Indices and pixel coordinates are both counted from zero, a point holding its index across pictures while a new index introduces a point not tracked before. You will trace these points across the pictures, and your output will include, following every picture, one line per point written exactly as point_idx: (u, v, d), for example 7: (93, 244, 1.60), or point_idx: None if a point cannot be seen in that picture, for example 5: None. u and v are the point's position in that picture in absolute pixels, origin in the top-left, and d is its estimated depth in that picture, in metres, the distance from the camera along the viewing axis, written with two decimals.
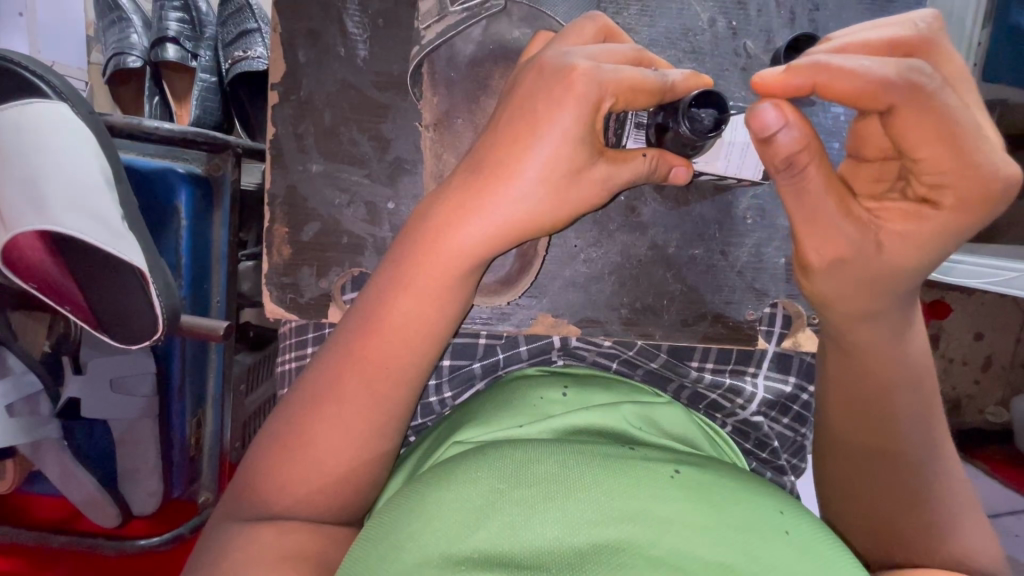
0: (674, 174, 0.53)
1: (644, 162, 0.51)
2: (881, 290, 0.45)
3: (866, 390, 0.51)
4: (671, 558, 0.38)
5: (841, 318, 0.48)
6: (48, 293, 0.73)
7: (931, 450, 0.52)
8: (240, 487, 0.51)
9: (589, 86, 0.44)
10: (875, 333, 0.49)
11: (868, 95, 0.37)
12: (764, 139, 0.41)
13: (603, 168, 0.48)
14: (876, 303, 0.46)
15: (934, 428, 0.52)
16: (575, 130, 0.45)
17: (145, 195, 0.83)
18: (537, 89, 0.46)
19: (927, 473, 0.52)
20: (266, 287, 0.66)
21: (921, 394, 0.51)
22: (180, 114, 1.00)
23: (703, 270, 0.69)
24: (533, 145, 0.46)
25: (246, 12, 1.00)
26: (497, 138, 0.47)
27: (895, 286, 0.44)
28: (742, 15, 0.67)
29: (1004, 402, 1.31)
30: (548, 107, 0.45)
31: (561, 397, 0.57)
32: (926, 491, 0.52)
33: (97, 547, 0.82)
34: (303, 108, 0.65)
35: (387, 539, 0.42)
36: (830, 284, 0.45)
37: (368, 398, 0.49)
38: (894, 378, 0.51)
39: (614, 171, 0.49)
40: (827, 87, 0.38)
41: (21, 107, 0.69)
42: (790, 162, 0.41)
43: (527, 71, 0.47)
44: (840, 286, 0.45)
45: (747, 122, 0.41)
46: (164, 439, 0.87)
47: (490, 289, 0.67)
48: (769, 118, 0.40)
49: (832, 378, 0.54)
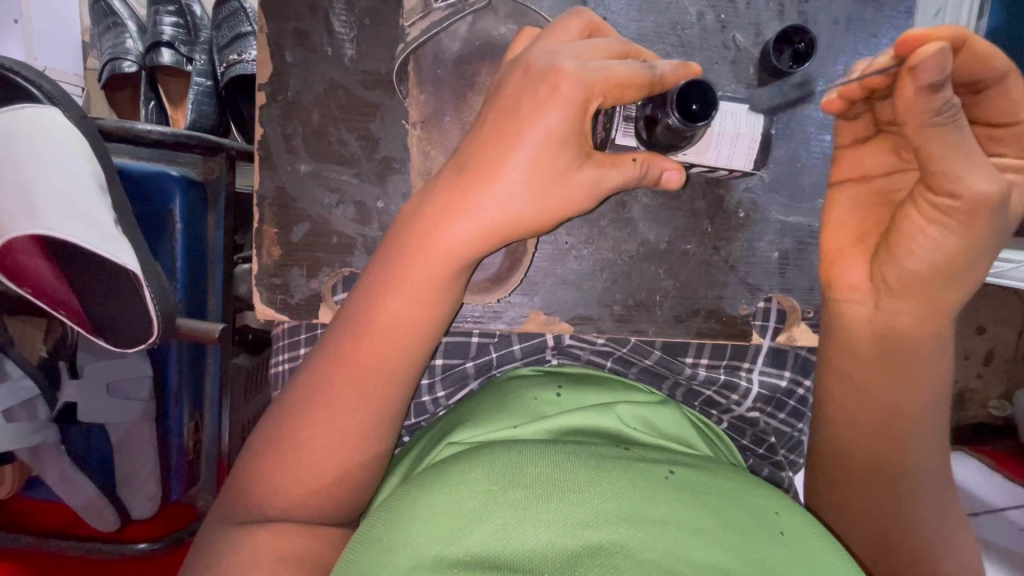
0: (667, 178, 0.52)
1: (633, 167, 0.50)
2: (974, 255, 0.47)
3: (886, 375, 0.52)
4: (665, 561, 0.38)
5: (896, 279, 0.49)
6: (43, 298, 0.73)
7: (925, 449, 0.53)
8: (231, 492, 0.51)
9: (575, 88, 0.45)
10: (942, 298, 0.49)
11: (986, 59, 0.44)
12: (923, 87, 0.42)
13: (592, 169, 0.48)
14: (949, 268, 0.47)
15: (936, 425, 0.53)
16: (561, 129, 0.45)
17: (140, 199, 0.83)
18: (523, 89, 0.46)
19: (916, 471, 0.53)
20: (256, 288, 0.66)
21: (926, 393, 0.52)
22: (176, 118, 1.02)
23: (696, 265, 0.67)
24: (519, 145, 0.46)
25: (241, 15, 1.00)
26: (482, 138, 0.47)
27: (973, 264, 0.47)
28: (731, 8, 0.66)
29: (1007, 395, 1.26)
30: (535, 106, 0.45)
31: (555, 397, 0.57)
32: (923, 488, 0.53)
33: (95, 552, 0.83)
34: (291, 108, 0.64)
35: (381, 542, 0.41)
36: (931, 248, 0.47)
37: (363, 398, 0.49)
38: (907, 363, 0.51)
39: (604, 173, 0.49)
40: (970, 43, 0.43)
41: (15, 113, 0.70)
42: (950, 105, 0.42)
43: (513, 69, 0.47)
44: (938, 241, 0.46)
45: (925, 63, 0.40)
46: (162, 445, 0.89)
47: (479, 287, 0.65)
48: (946, 60, 0.40)
49: (850, 366, 0.54)
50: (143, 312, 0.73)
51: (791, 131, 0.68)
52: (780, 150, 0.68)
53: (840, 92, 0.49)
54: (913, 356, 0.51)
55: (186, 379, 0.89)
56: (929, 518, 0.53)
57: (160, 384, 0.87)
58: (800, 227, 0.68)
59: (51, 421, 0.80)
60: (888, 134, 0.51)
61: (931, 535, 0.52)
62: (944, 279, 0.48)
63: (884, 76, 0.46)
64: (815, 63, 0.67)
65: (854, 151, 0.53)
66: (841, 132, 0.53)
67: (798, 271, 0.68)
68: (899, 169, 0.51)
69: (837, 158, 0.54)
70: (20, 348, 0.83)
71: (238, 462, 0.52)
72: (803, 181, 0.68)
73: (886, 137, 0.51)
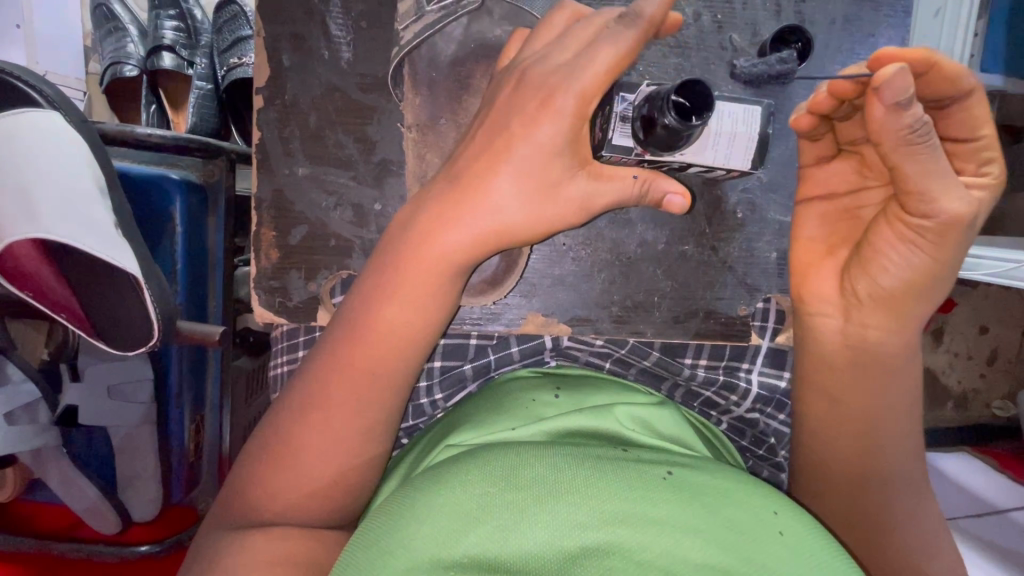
0: (668, 201, 0.50)
1: (632, 184, 0.49)
2: (942, 274, 0.47)
3: (875, 381, 0.52)
4: (662, 562, 0.38)
5: (869, 292, 0.49)
6: (44, 302, 0.73)
7: (907, 452, 0.53)
8: (229, 496, 0.51)
9: (565, 103, 0.45)
10: (910, 312, 0.49)
11: (949, 80, 0.44)
12: (890, 107, 0.42)
13: (587, 180, 0.48)
14: (924, 282, 0.47)
15: (914, 428, 0.54)
16: (553, 142, 0.46)
17: (141, 202, 0.83)
18: (513, 107, 0.47)
19: (898, 473, 0.53)
20: (255, 291, 0.66)
21: (905, 398, 0.53)
22: (178, 122, 1.02)
23: (695, 266, 0.67)
24: (510, 153, 0.46)
25: (241, 19, 1.01)
26: (473, 151, 0.48)
27: (945, 276, 0.47)
28: (727, 8, 0.66)
29: (1010, 395, 1.26)
30: (527, 121, 0.46)
31: (553, 399, 0.57)
32: (904, 488, 0.53)
33: (96, 555, 0.83)
34: (288, 111, 0.65)
35: (377, 545, 0.41)
36: (902, 266, 0.47)
37: (359, 401, 0.49)
38: (899, 366, 0.51)
39: (600, 186, 0.48)
40: (937, 65, 0.44)
41: (16, 116, 0.70)
42: (922, 125, 0.42)
43: (510, 81, 0.48)
44: (909, 257, 0.47)
45: (887, 83, 0.41)
46: (163, 448, 0.88)
47: (476, 289, 0.66)
48: (908, 81, 0.40)
49: (833, 377, 0.54)
50: (142, 315, 0.73)
51: (790, 131, 0.67)
52: (778, 150, 0.67)
53: (809, 107, 0.50)
54: (890, 363, 0.51)
55: (187, 381, 0.89)
56: (922, 516, 0.53)
57: (162, 385, 0.86)
58: None
59: (53, 424, 0.81)
60: (849, 154, 0.52)
61: (922, 534, 0.53)
62: (918, 292, 0.48)
63: (854, 84, 0.46)
64: (815, 63, 0.67)
65: (818, 170, 0.53)
66: (803, 152, 0.54)
67: None
68: (863, 187, 0.51)
69: (803, 176, 0.55)
70: (21, 351, 0.84)
71: (237, 465, 0.52)
72: None
73: (848, 156, 0.52)
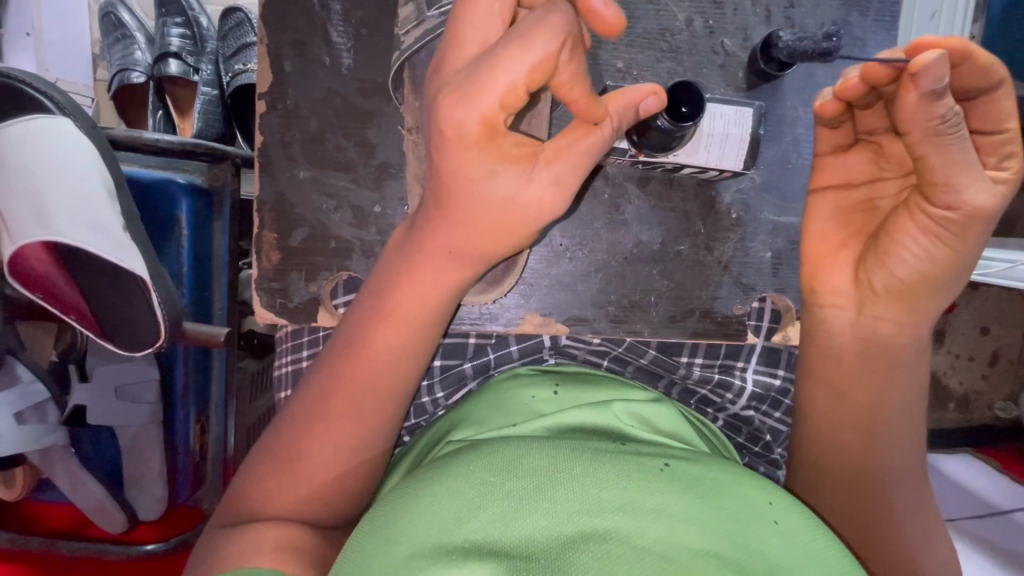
0: (644, 106, 0.47)
1: (597, 131, 0.45)
2: (959, 266, 0.48)
3: (876, 374, 0.53)
4: (658, 547, 0.38)
5: (885, 284, 0.50)
6: (53, 302, 0.75)
7: (905, 446, 0.54)
8: (232, 491, 0.52)
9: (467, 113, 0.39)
10: (925, 305, 0.50)
11: (983, 71, 0.45)
12: (924, 95, 0.42)
13: (547, 170, 0.44)
14: (941, 271, 0.48)
15: (918, 422, 0.54)
16: (487, 152, 0.41)
17: (149, 207, 0.86)
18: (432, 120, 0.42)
19: (896, 466, 0.54)
20: (256, 292, 0.67)
21: (909, 392, 0.53)
22: (183, 127, 1.04)
23: (690, 266, 0.68)
24: (450, 166, 0.42)
25: (246, 26, 1.03)
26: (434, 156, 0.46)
27: (963, 271, 0.48)
28: (719, 14, 0.67)
29: (1013, 397, 1.25)
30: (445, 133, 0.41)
31: (552, 396, 0.58)
32: (902, 482, 0.54)
33: (103, 553, 0.84)
34: (290, 116, 0.66)
35: (381, 534, 0.42)
36: (921, 258, 0.48)
37: (366, 396, 0.50)
38: (902, 359, 0.52)
39: (560, 172, 0.44)
40: (971, 56, 0.44)
41: (27, 123, 0.72)
42: (950, 116, 0.43)
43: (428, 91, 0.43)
44: (929, 248, 0.47)
45: (923, 70, 0.41)
46: (167, 444, 0.91)
47: (478, 289, 0.65)
48: (942, 69, 0.41)
49: (836, 370, 0.54)
50: (149, 316, 0.74)
51: (782, 132, 0.68)
52: (770, 150, 0.68)
53: (835, 92, 0.50)
54: (895, 358, 0.52)
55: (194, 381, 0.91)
56: (915, 509, 0.54)
57: (168, 386, 0.89)
58: (792, 228, 0.69)
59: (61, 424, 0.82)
60: (867, 143, 0.52)
61: (916, 525, 0.54)
62: (930, 285, 0.48)
63: (889, 70, 0.45)
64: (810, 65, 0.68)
65: (835, 158, 0.54)
66: (821, 139, 0.54)
67: (791, 271, 0.69)
68: (880, 177, 0.52)
69: (817, 165, 0.55)
70: (30, 353, 0.84)
71: (246, 461, 0.53)
72: (794, 182, 0.68)
73: (865, 146, 0.53)
